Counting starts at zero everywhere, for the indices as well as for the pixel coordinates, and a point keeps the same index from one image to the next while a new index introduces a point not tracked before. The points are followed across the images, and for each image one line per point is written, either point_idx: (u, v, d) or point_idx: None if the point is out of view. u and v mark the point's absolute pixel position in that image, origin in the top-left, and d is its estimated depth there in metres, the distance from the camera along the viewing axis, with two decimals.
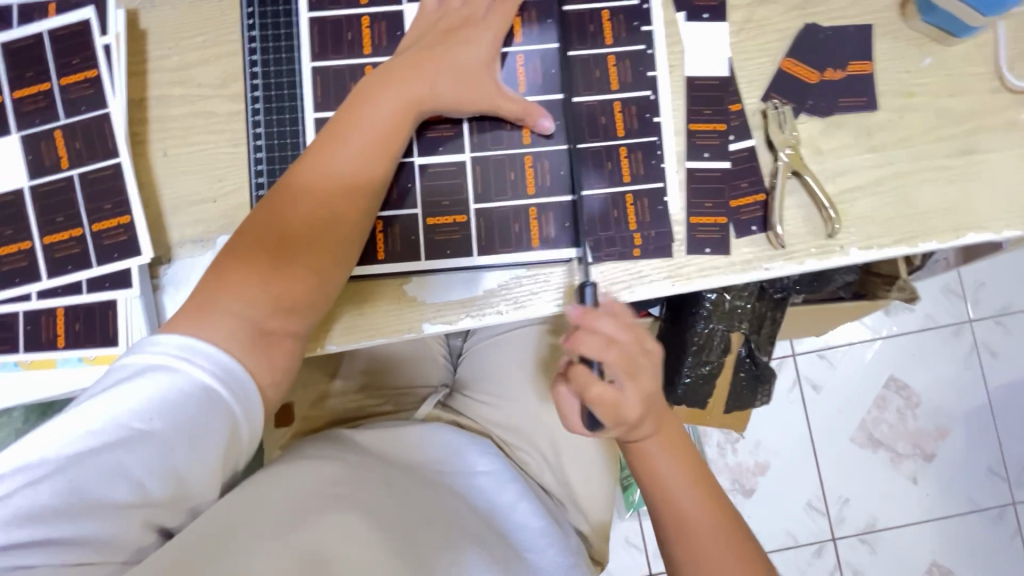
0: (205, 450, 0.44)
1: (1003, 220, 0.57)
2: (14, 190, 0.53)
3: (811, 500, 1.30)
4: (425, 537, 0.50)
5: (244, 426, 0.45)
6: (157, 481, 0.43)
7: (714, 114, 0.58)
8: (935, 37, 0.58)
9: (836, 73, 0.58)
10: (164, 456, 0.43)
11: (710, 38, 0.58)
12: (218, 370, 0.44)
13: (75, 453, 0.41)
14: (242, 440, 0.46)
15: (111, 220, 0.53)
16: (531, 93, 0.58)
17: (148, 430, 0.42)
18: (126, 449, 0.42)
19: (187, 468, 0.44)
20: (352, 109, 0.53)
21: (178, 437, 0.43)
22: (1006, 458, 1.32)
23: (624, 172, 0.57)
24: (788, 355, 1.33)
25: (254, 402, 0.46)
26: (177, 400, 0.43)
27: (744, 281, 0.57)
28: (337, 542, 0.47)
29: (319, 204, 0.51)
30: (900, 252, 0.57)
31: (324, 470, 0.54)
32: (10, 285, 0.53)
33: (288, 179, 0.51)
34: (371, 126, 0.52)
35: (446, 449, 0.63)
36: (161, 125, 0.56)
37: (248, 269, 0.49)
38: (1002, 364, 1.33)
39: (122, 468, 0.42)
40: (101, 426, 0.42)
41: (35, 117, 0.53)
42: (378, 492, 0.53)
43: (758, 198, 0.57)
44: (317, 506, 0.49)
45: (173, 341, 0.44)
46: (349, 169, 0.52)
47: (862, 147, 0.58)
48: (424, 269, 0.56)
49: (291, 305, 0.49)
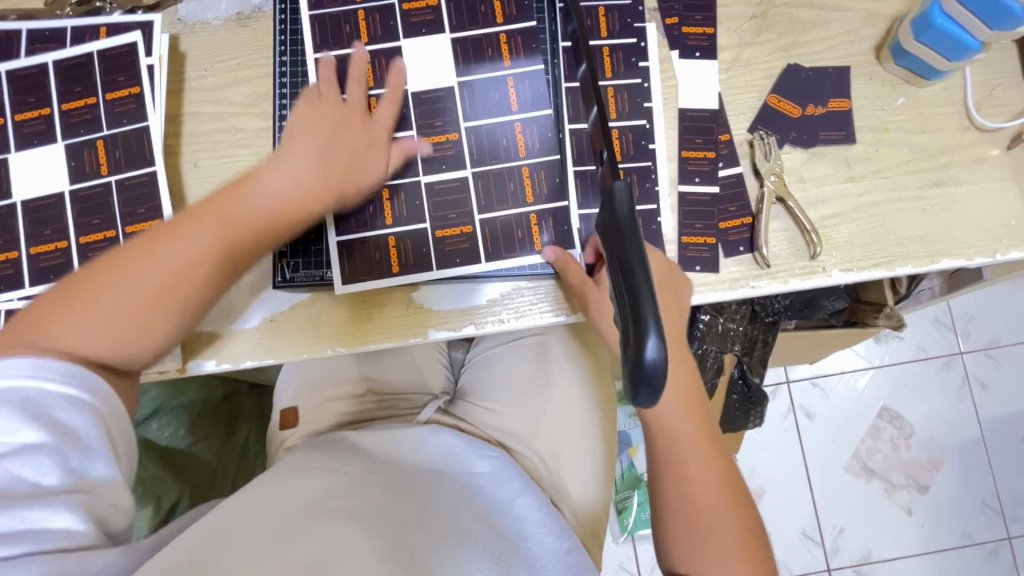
0: (86, 437, 0.45)
1: (975, 248, 0.61)
2: (56, 193, 0.57)
3: (805, 529, 1.30)
4: (419, 540, 0.52)
5: (108, 409, 0.48)
6: (60, 473, 0.43)
7: (705, 142, 0.62)
8: (909, 79, 0.63)
9: (817, 109, 0.63)
10: (58, 453, 0.43)
11: (701, 75, 0.63)
12: (61, 374, 0.46)
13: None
14: (115, 422, 0.48)
15: (144, 223, 0.57)
16: (521, 110, 0.61)
17: (29, 436, 0.43)
18: (14, 458, 0.42)
19: (82, 454, 0.45)
20: (246, 182, 0.54)
21: (61, 432, 0.44)
22: (1000, 491, 1.32)
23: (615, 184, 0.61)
24: (782, 382, 1.35)
25: (111, 392, 0.48)
26: (34, 405, 0.44)
27: (734, 299, 0.61)
28: (329, 547, 0.48)
29: (189, 256, 0.51)
30: (878, 275, 0.60)
31: (322, 484, 0.56)
32: (44, 281, 0.56)
33: (166, 230, 0.52)
34: (262, 200, 0.54)
35: (444, 451, 0.66)
36: (194, 139, 0.61)
37: (84, 311, 0.49)
38: (993, 397, 1.35)
39: (16, 473, 0.42)
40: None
41: (80, 127, 0.58)
42: (373, 497, 0.56)
43: (745, 221, 0.61)
44: (310, 520, 0.51)
45: (14, 362, 0.44)
46: (218, 235, 0.52)
47: (842, 176, 0.62)
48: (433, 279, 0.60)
49: (114, 353, 0.49)
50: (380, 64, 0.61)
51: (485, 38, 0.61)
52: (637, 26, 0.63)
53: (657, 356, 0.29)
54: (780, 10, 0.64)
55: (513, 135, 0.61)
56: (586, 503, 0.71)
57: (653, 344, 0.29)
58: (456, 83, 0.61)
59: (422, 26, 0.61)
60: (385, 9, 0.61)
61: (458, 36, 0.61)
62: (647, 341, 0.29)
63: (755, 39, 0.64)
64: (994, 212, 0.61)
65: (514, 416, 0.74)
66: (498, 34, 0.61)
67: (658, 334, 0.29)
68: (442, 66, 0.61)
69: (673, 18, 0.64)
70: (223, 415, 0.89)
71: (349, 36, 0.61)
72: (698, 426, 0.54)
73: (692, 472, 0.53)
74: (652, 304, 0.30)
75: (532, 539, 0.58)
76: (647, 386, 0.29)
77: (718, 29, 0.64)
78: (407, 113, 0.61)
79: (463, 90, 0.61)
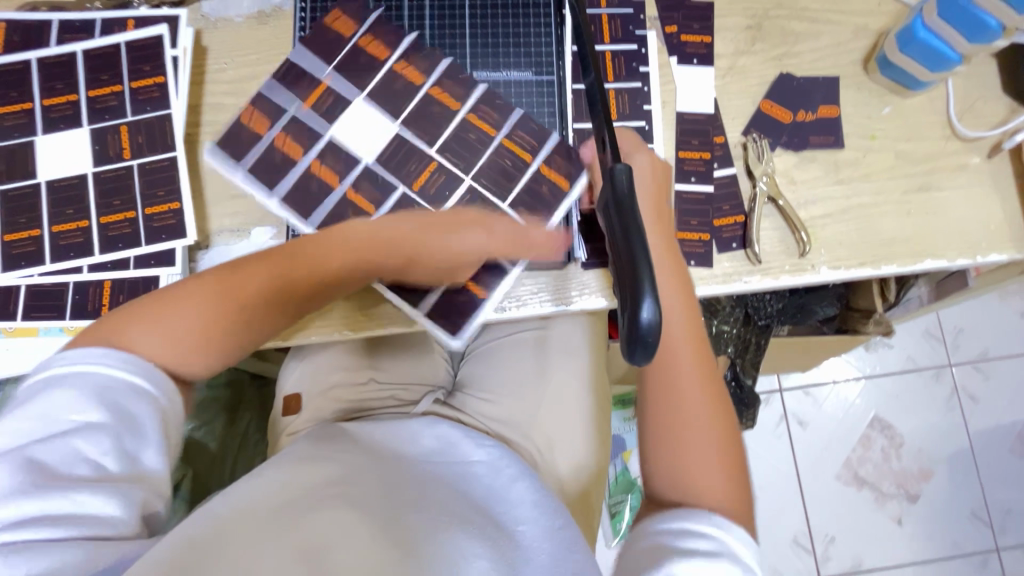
0: (145, 426, 0.46)
1: (956, 250, 0.64)
2: (79, 175, 0.59)
3: (797, 537, 1.31)
4: (417, 524, 0.51)
5: (169, 402, 0.49)
6: (114, 457, 0.45)
7: (701, 144, 0.65)
8: (894, 90, 0.66)
9: (807, 115, 0.66)
10: (115, 436, 0.45)
11: (698, 81, 0.67)
12: (135, 363, 0.48)
13: (26, 450, 0.43)
14: (173, 415, 0.50)
15: (163, 205, 0.59)
16: (463, 101, 0.64)
17: (91, 415, 0.45)
18: (76, 436, 0.44)
19: (136, 442, 0.46)
20: (355, 236, 0.57)
21: (120, 416, 0.46)
22: (988, 503, 1.34)
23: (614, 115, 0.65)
24: (775, 390, 1.37)
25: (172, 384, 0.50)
26: (101, 392, 0.46)
27: (727, 293, 0.63)
28: (329, 528, 0.48)
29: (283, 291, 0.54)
30: (864, 274, 0.63)
31: (324, 469, 0.57)
32: (64, 258, 0.58)
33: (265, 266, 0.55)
34: (357, 253, 0.56)
35: (442, 442, 0.67)
36: (212, 127, 0.63)
37: (161, 325, 0.50)
38: (982, 409, 1.37)
39: (75, 453, 0.44)
40: (45, 423, 0.44)
41: (105, 113, 0.61)
42: (372, 486, 0.55)
43: (739, 220, 0.64)
44: (309, 501, 0.51)
45: (91, 351, 0.47)
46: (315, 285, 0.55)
47: (831, 179, 0.65)
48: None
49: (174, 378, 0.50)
50: (299, 137, 0.61)
51: (388, 76, 0.64)
52: (638, 34, 0.67)
53: (653, 319, 0.31)
54: (773, 21, 0.68)
55: (475, 124, 0.63)
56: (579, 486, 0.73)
57: (650, 309, 0.31)
58: (397, 123, 0.63)
59: (336, 102, 0.63)
60: (281, 108, 0.62)
61: (367, 89, 0.63)
62: (643, 305, 0.31)
63: (750, 49, 0.67)
64: (975, 216, 0.65)
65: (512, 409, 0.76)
66: (393, 67, 0.64)
67: (654, 300, 0.31)
68: (365, 114, 0.63)
69: (673, 27, 0.68)
70: (223, 403, 0.91)
71: (253, 139, 0.61)
72: (689, 344, 0.54)
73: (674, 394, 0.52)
74: (649, 273, 0.32)
75: (526, 524, 0.57)
76: (642, 346, 0.31)
77: (715, 38, 0.68)
78: (386, 178, 0.62)
79: (410, 127, 0.63)
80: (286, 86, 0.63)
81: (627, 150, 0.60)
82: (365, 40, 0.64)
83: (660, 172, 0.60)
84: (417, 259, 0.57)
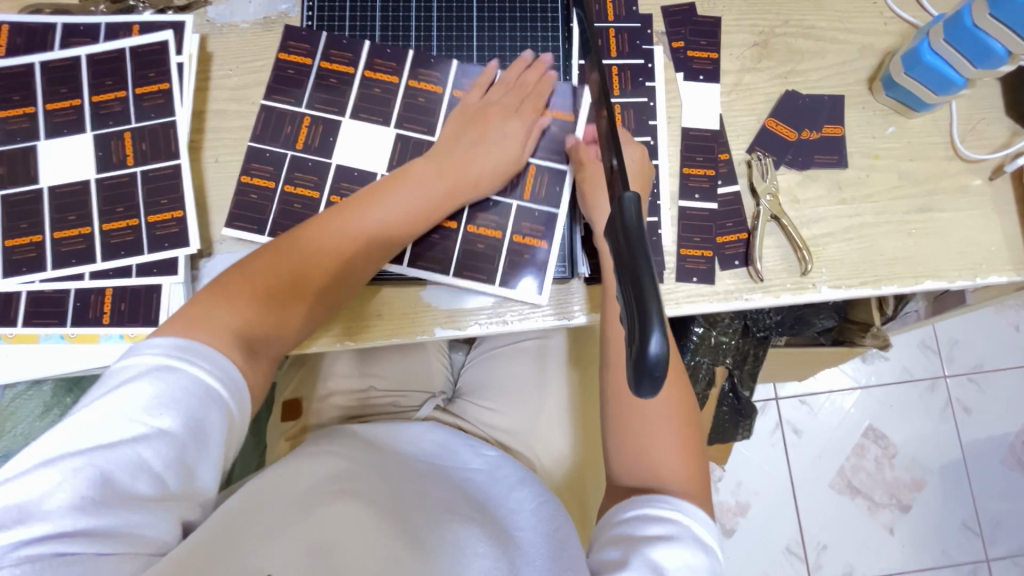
0: (212, 441, 0.45)
1: (955, 271, 0.64)
2: (82, 181, 0.59)
3: (789, 545, 1.32)
4: (423, 522, 0.54)
5: (238, 415, 0.48)
6: (174, 471, 0.44)
7: (705, 161, 0.66)
8: (898, 110, 0.67)
9: (812, 134, 0.66)
10: (180, 448, 0.44)
11: (703, 97, 0.67)
12: (217, 370, 0.47)
13: (94, 449, 0.42)
14: (238, 428, 0.48)
15: (166, 214, 0.59)
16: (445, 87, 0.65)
17: (163, 423, 0.44)
18: (144, 443, 0.43)
19: (198, 456, 0.45)
20: (389, 178, 0.60)
21: (191, 428, 0.44)
22: (979, 514, 1.35)
23: (614, 87, 0.67)
24: (771, 399, 1.38)
25: (244, 392, 0.49)
26: (178, 395, 0.44)
27: (728, 310, 0.64)
28: (337, 529, 0.51)
29: (344, 240, 0.56)
30: (865, 293, 0.64)
31: (327, 465, 0.59)
32: (66, 265, 0.58)
33: (312, 223, 0.57)
34: (402, 177, 0.60)
35: (438, 445, 0.68)
36: (216, 135, 0.63)
37: (234, 295, 0.52)
38: (975, 420, 1.38)
39: (140, 460, 0.42)
40: (117, 422, 0.43)
41: (109, 119, 0.60)
42: (375, 482, 0.58)
43: (741, 237, 0.64)
44: (317, 498, 0.53)
45: (171, 344, 0.46)
46: (377, 218, 0.58)
47: (834, 198, 0.65)
48: (507, 217, 0.64)
49: (264, 336, 0.52)
50: (306, 174, 0.62)
51: (373, 88, 0.64)
52: (644, 48, 0.67)
53: (661, 352, 0.30)
54: (780, 39, 0.68)
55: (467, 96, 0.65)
56: (574, 496, 0.74)
57: (658, 342, 0.31)
58: (391, 126, 0.64)
59: (327, 135, 0.63)
60: (277, 160, 0.62)
61: (349, 111, 0.64)
62: (652, 339, 0.30)
63: (756, 66, 0.68)
64: (976, 238, 0.65)
65: (514, 419, 0.76)
66: (365, 74, 0.64)
67: (662, 333, 0.31)
68: (357, 133, 0.63)
69: (680, 42, 0.68)
70: None
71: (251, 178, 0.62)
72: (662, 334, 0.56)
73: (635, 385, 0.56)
74: (658, 305, 0.31)
75: (526, 529, 0.57)
76: (649, 378, 0.31)
77: (722, 55, 0.68)
78: None
79: (407, 126, 0.64)
80: (273, 131, 0.63)
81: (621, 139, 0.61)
82: (328, 62, 0.64)
83: (646, 166, 0.61)
84: (466, 178, 0.61)
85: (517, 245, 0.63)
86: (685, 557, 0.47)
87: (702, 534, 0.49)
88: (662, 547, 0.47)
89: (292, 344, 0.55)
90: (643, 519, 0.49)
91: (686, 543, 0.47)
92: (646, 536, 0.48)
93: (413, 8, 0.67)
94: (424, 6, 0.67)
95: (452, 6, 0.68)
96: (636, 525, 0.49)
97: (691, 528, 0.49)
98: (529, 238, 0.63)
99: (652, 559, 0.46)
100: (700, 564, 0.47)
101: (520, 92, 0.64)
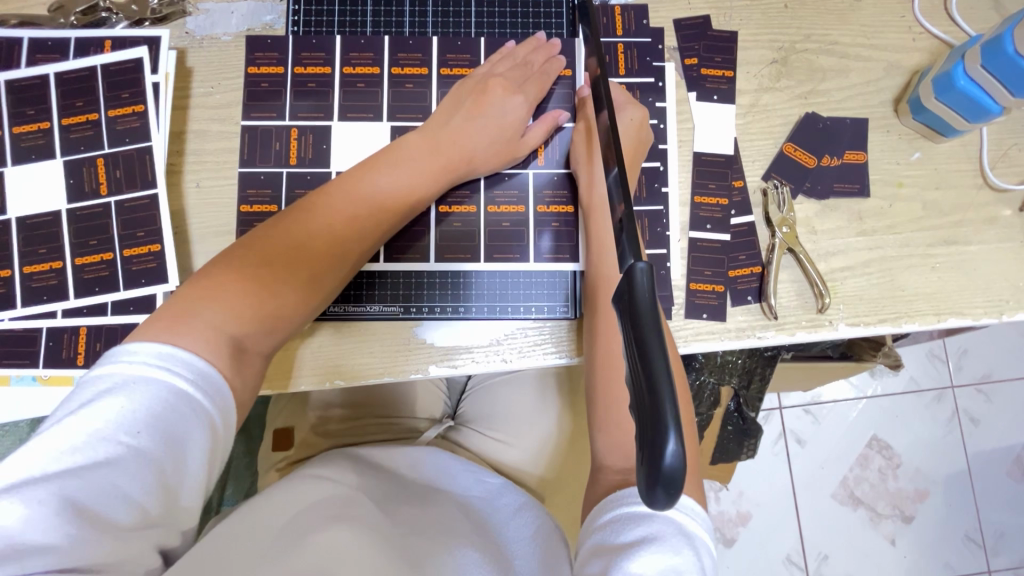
0: (195, 459, 0.39)
1: (981, 307, 0.61)
2: (52, 211, 0.56)
3: (790, 554, 1.24)
4: (420, 543, 0.52)
5: (223, 426, 0.42)
6: (154, 497, 0.38)
7: (719, 188, 0.62)
8: (925, 134, 0.62)
9: (832, 160, 0.62)
10: (160, 471, 0.38)
11: (718, 119, 0.63)
12: (196, 376, 0.40)
13: (58, 475, 0.36)
14: (225, 442, 0.42)
15: (143, 247, 0.55)
16: (434, 67, 0.61)
17: (139, 443, 0.37)
18: (117, 467, 0.37)
19: (181, 478, 0.39)
20: (385, 155, 0.55)
21: (170, 447, 0.38)
22: (982, 525, 1.27)
23: (619, 66, 0.63)
24: (775, 408, 1.30)
25: (231, 403, 0.42)
26: (157, 410, 0.38)
27: (739, 348, 0.60)
28: (334, 552, 0.47)
29: (340, 224, 0.51)
30: (884, 331, 0.60)
31: (310, 493, 0.55)
32: (37, 302, 0.55)
33: (305, 203, 0.51)
34: (399, 154, 0.55)
35: (435, 470, 0.65)
36: (196, 157, 0.58)
37: (226, 281, 0.46)
38: (983, 431, 1.29)
39: (114, 487, 0.36)
40: (84, 442, 0.37)
41: (80, 144, 0.56)
42: (365, 508, 0.55)
43: (755, 271, 0.61)
44: (305, 526, 0.49)
45: (148, 350, 0.40)
46: (376, 195, 0.53)
47: (854, 230, 0.62)
48: (527, 191, 0.61)
49: (260, 326, 0.46)
50: (308, 189, 0.58)
51: (365, 109, 0.60)
52: (656, 66, 0.63)
53: (677, 461, 0.27)
54: (801, 55, 0.64)
55: (457, 67, 0.62)
56: (555, 501, 0.72)
57: (673, 448, 0.27)
58: (384, 120, 0.60)
59: (321, 142, 0.59)
60: (274, 181, 0.58)
61: (337, 113, 0.60)
62: (666, 447, 0.27)
63: (774, 85, 0.63)
64: (1002, 273, 0.61)
65: (510, 442, 0.73)
66: (344, 72, 0.60)
67: (678, 437, 0.27)
68: (349, 137, 0.59)
69: (693, 59, 0.63)
70: None
71: (233, 204, 0.58)
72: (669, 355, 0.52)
73: (624, 380, 0.52)
74: (672, 404, 0.28)
75: (523, 557, 0.53)
76: (664, 488, 0.28)
77: (738, 73, 0.63)
78: None
79: (400, 117, 0.60)
80: (261, 155, 0.59)
81: (620, 102, 0.59)
82: (301, 68, 0.60)
83: (644, 132, 0.59)
84: (467, 154, 0.57)
85: (545, 217, 0.61)
86: (670, 558, 0.41)
87: (689, 526, 0.43)
88: (647, 551, 0.42)
89: (287, 338, 0.49)
90: (624, 522, 0.44)
91: (672, 542, 0.42)
92: (627, 541, 0.43)
93: (408, 7, 0.62)
94: (419, 8, 0.63)
95: (450, 3, 0.63)
96: (617, 530, 0.44)
97: (677, 521, 0.43)
98: (554, 206, 0.61)
99: (637, 568, 0.41)
100: (690, 564, 0.42)
101: (517, 68, 0.60)
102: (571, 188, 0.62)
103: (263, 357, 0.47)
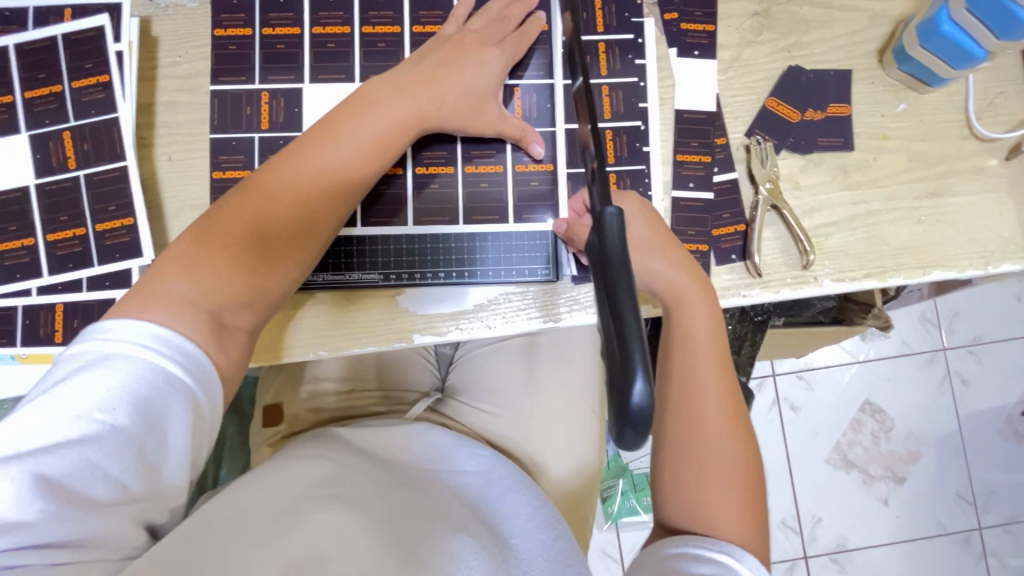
0: (175, 436, 0.39)
1: (967, 259, 0.60)
2: (20, 187, 0.54)
3: (784, 518, 1.26)
4: (416, 518, 0.51)
5: (208, 406, 0.41)
6: (132, 474, 0.38)
7: (700, 146, 0.61)
8: (911, 85, 0.61)
9: (816, 114, 0.61)
10: (137, 449, 0.38)
11: (699, 75, 0.61)
12: (175, 353, 0.40)
13: (33, 453, 0.36)
14: (210, 421, 0.42)
15: (115, 221, 0.54)
16: (407, 25, 0.60)
17: (115, 420, 0.37)
18: (94, 445, 0.36)
19: (161, 455, 0.39)
20: (353, 109, 0.51)
21: (149, 425, 0.38)
22: (973, 483, 1.28)
23: (598, 22, 0.61)
24: (768, 375, 1.30)
25: (213, 378, 0.42)
26: (131, 388, 0.38)
27: (724, 307, 0.60)
28: (331, 534, 0.46)
29: (311, 189, 0.49)
30: (869, 286, 0.60)
31: (308, 470, 0.54)
32: (10, 280, 0.54)
33: (273, 166, 0.49)
34: (368, 108, 0.52)
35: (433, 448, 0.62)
36: (167, 129, 0.57)
37: (199, 258, 0.45)
38: (974, 392, 1.30)
39: (92, 464, 0.36)
40: (62, 420, 0.37)
41: (45, 118, 0.55)
42: (364, 484, 0.54)
43: (739, 229, 0.60)
44: (303, 505, 0.48)
45: (125, 326, 0.40)
46: (347, 157, 0.50)
47: (839, 184, 0.61)
48: (505, 152, 0.60)
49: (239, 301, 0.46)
50: None
51: (338, 72, 0.58)
52: (634, 22, 0.61)
53: (644, 401, 0.27)
54: (783, 7, 0.62)
55: (430, 25, 0.60)
56: (573, 503, 0.72)
57: (641, 388, 0.27)
58: (357, 81, 0.58)
59: (294, 104, 0.58)
60: (246, 145, 0.57)
61: (308, 75, 0.58)
62: (633, 386, 0.27)
63: (757, 39, 0.62)
64: (987, 223, 0.61)
65: (502, 413, 0.73)
66: (313, 32, 0.58)
67: (646, 377, 0.27)
68: (322, 99, 0.58)
69: (673, 14, 0.62)
70: None
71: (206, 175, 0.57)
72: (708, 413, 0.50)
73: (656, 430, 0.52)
74: (641, 343, 0.28)
75: (520, 535, 0.53)
76: (633, 428, 0.27)
77: (719, 27, 0.62)
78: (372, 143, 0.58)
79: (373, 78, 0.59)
80: (233, 123, 0.57)
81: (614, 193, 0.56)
82: (270, 29, 0.58)
83: (652, 214, 0.56)
84: (442, 109, 0.55)
85: (524, 176, 0.60)
86: None
87: None
88: None
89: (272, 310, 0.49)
90: (692, 558, 0.44)
91: None
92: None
93: None
94: None
95: None
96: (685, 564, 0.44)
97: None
98: (533, 166, 0.60)
99: None
100: None
101: (492, 24, 0.58)
102: (551, 148, 0.61)
103: (247, 329, 0.47)
